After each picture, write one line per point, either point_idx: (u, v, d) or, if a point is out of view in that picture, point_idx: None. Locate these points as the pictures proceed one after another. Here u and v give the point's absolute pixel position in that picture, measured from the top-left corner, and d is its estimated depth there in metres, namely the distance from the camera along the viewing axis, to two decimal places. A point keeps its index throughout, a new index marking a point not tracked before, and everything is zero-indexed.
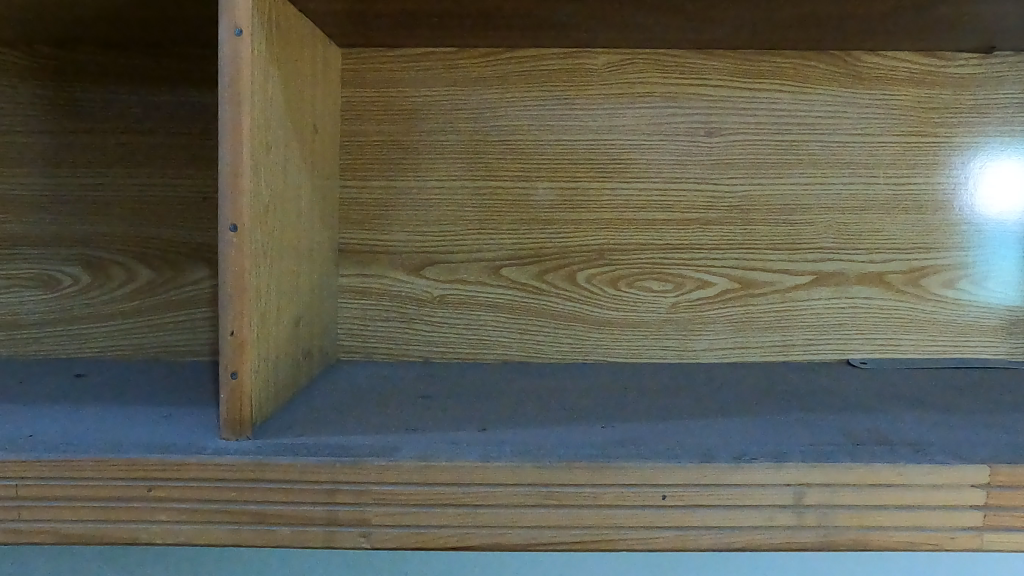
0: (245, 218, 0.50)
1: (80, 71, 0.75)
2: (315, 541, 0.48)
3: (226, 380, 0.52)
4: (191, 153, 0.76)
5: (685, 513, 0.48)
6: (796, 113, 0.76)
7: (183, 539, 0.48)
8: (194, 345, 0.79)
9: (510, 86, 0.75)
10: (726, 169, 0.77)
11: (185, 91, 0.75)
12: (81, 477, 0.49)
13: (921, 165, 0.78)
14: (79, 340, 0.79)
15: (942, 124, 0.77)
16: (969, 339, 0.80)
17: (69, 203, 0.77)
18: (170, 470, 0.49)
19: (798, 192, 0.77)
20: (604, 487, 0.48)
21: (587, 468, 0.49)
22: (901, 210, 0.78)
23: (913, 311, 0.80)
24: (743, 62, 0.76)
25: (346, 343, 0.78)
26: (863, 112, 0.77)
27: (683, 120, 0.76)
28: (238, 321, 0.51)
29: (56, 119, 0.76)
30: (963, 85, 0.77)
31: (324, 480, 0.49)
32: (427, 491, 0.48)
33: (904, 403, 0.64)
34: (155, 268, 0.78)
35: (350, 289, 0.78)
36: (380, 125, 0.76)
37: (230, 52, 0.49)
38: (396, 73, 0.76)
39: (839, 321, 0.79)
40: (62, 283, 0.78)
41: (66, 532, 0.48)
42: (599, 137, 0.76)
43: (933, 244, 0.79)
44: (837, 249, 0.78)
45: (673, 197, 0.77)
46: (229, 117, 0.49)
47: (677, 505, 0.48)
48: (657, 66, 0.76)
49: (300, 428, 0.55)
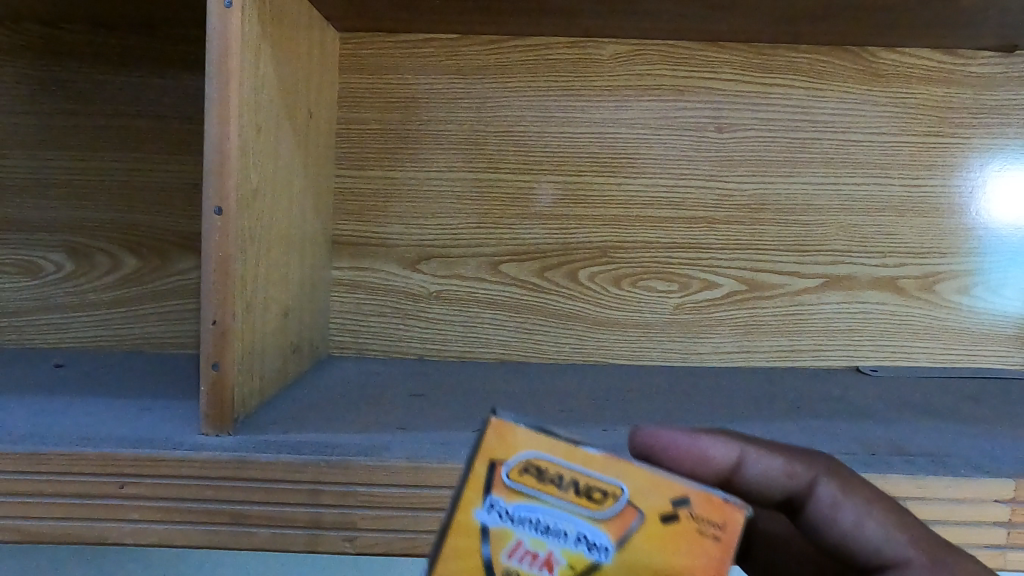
0: (231, 201, 0.47)
1: (68, 49, 0.73)
2: (298, 544, 0.45)
3: (207, 372, 0.49)
4: (181, 139, 0.73)
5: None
6: (809, 110, 0.74)
7: (155, 539, 0.45)
8: (180, 338, 0.76)
9: (514, 75, 0.73)
10: (736, 167, 0.74)
11: (177, 73, 0.73)
12: (48, 472, 0.46)
13: (938, 166, 0.75)
14: (59, 330, 0.76)
15: (960, 125, 0.75)
16: (984, 348, 0.77)
17: (55, 187, 0.74)
18: (145, 465, 0.46)
19: (810, 192, 0.75)
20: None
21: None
22: (915, 212, 0.76)
23: (926, 318, 0.77)
24: (756, 56, 0.73)
25: (338, 338, 0.75)
26: (878, 111, 0.74)
27: (693, 115, 0.74)
28: (221, 309, 0.48)
29: (42, 100, 0.73)
30: (982, 85, 0.74)
31: (306, 480, 0.46)
32: (415, 494, 0.46)
33: (919, 413, 0.61)
34: (142, 256, 0.75)
35: (343, 282, 0.75)
36: (379, 112, 0.73)
37: (218, 25, 0.46)
38: (396, 60, 0.73)
39: (850, 326, 0.76)
40: (44, 270, 0.75)
41: (32, 530, 0.45)
42: (606, 131, 0.74)
43: (949, 249, 0.76)
44: (849, 252, 0.75)
45: (680, 194, 0.74)
46: (216, 94, 0.46)
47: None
48: (667, 58, 0.73)
49: (284, 424, 0.52)
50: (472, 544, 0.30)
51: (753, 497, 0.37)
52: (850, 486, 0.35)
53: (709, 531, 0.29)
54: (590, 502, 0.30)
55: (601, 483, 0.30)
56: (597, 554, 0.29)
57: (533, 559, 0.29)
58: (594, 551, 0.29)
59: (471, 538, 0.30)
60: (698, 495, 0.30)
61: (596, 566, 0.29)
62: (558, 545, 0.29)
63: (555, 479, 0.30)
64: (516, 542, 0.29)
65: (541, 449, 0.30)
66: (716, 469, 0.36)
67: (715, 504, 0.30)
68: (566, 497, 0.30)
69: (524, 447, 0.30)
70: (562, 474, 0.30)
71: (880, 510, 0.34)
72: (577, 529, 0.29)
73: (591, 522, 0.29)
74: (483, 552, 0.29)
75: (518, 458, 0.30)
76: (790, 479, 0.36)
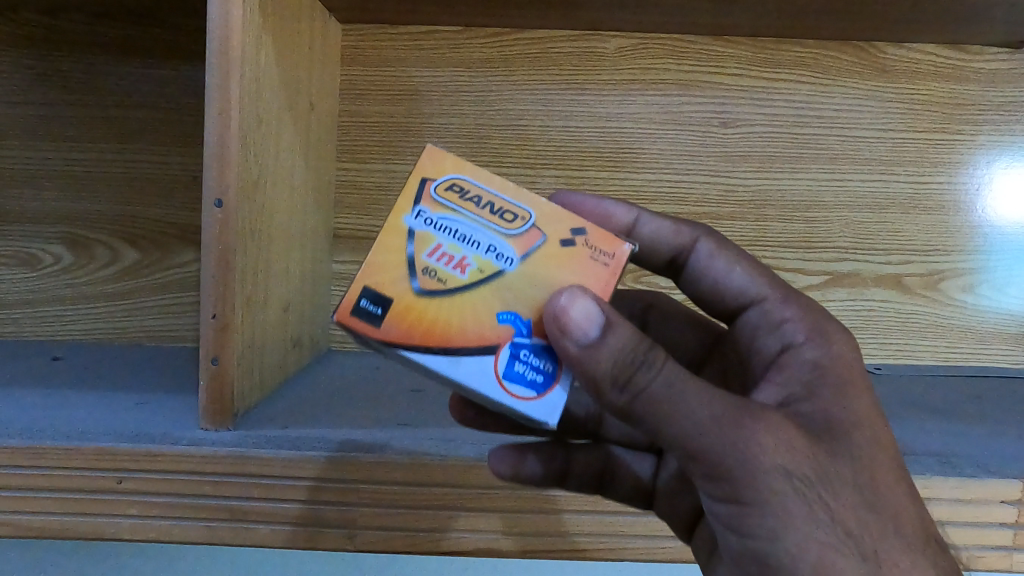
0: (232, 194, 0.47)
1: (67, 39, 0.72)
2: (297, 541, 0.45)
3: (206, 367, 0.48)
4: (181, 130, 0.73)
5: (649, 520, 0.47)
6: (814, 105, 0.73)
7: (154, 534, 0.45)
8: (179, 331, 0.75)
9: (517, 68, 0.72)
10: (741, 163, 0.74)
11: (178, 64, 0.72)
12: (45, 465, 0.46)
13: (944, 163, 0.75)
14: (57, 323, 0.75)
15: (967, 121, 0.74)
16: (990, 347, 0.77)
17: (54, 179, 0.74)
18: (142, 461, 0.45)
19: (814, 188, 0.74)
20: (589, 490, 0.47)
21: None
22: (920, 209, 0.75)
23: (932, 316, 0.76)
24: (761, 51, 0.73)
25: (338, 332, 0.74)
26: (884, 107, 0.74)
27: (697, 110, 0.73)
28: (221, 303, 0.48)
29: (41, 90, 0.73)
30: (990, 81, 0.74)
31: (307, 476, 0.45)
32: (417, 491, 0.46)
33: (923, 412, 0.61)
34: (142, 249, 0.74)
35: (344, 276, 0.74)
36: (381, 104, 0.73)
37: (220, 15, 0.45)
38: (398, 52, 0.72)
39: (856, 324, 0.75)
40: (43, 262, 0.75)
41: (31, 524, 0.45)
42: (609, 125, 0.73)
43: (954, 246, 0.75)
44: (853, 249, 0.75)
45: (684, 189, 0.73)
46: (217, 85, 0.46)
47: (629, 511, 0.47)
48: (671, 52, 0.72)
49: (283, 420, 0.51)
50: (401, 242, 0.36)
51: (647, 254, 0.49)
52: (722, 245, 0.48)
53: (597, 256, 0.36)
54: (502, 220, 0.36)
55: (512, 207, 0.36)
56: (502, 262, 0.35)
57: (450, 259, 0.35)
58: (501, 259, 0.35)
59: (399, 236, 0.36)
60: (592, 229, 0.36)
61: (500, 271, 0.35)
62: (471, 251, 0.36)
63: (474, 200, 0.36)
64: (436, 245, 0.36)
65: (466, 177, 0.37)
66: (618, 227, 0.48)
67: (604, 236, 0.36)
68: (481, 214, 0.36)
69: (453, 170, 0.37)
70: (481, 197, 0.36)
71: (745, 260, 0.47)
72: (488, 240, 0.36)
73: (501, 237, 0.36)
74: (407, 248, 0.35)
75: (447, 177, 0.37)
76: (679, 241, 0.48)
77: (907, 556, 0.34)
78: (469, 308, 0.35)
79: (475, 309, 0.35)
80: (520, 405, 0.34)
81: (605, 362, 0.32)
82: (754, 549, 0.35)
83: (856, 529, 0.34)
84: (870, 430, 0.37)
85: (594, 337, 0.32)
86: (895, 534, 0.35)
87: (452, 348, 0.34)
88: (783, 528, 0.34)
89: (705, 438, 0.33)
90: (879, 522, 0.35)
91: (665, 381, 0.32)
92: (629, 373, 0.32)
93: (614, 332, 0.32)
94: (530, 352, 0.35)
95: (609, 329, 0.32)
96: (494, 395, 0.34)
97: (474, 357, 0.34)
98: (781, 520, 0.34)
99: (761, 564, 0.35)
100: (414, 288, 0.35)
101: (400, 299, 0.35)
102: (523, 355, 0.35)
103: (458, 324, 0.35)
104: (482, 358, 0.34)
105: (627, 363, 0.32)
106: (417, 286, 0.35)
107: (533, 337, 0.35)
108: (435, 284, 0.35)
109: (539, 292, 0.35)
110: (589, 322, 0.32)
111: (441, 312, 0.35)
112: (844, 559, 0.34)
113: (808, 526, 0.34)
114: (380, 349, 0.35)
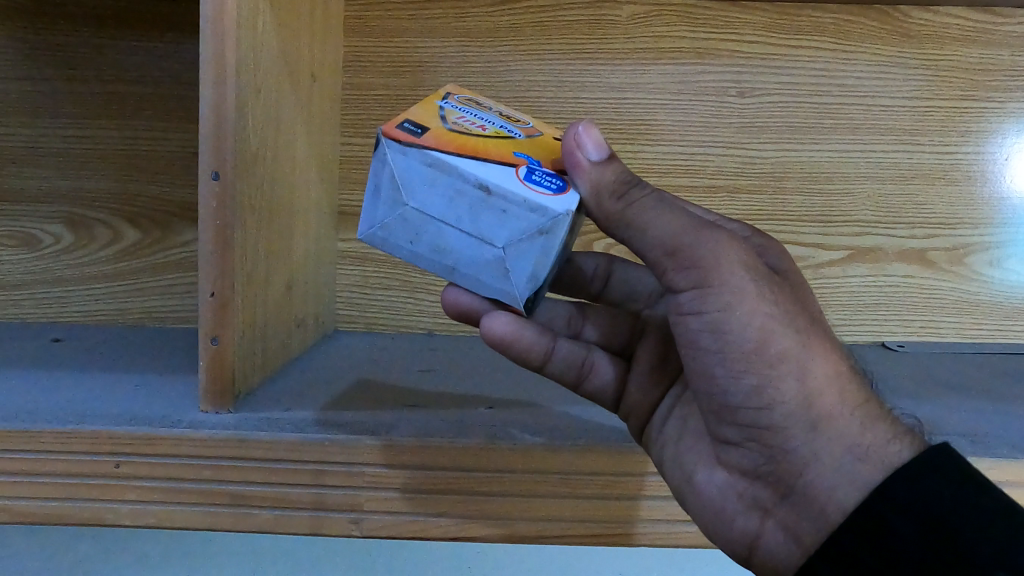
0: (229, 165, 0.45)
1: (60, 12, 0.69)
2: (302, 527, 0.44)
3: (205, 347, 0.47)
4: (181, 105, 0.71)
5: (667, 504, 0.46)
6: (835, 74, 0.70)
7: (153, 521, 0.44)
8: (183, 311, 0.74)
9: (526, 37, 0.70)
10: (759, 135, 0.71)
11: (175, 36, 0.70)
12: (39, 449, 0.44)
13: (970, 133, 0.72)
14: (58, 304, 0.74)
15: (997, 88, 0.71)
16: (1014, 322, 0.75)
17: (51, 157, 0.72)
18: (140, 444, 0.44)
19: (834, 160, 0.72)
20: (601, 475, 0.45)
21: (592, 453, 0.45)
22: (945, 180, 0.72)
23: (956, 292, 0.74)
24: (780, 17, 0.69)
25: (345, 312, 0.73)
26: (909, 73, 0.71)
27: (714, 79, 0.70)
28: (219, 281, 0.46)
29: (35, 65, 0.70)
30: (1021, 45, 0.71)
31: (311, 460, 0.44)
32: (423, 475, 0.44)
33: (949, 390, 0.59)
34: (143, 228, 0.72)
35: (351, 254, 0.72)
36: (386, 77, 0.70)
37: None
38: (403, 21, 0.70)
39: (877, 300, 0.73)
40: (42, 242, 0.73)
41: (24, 511, 0.44)
42: (623, 97, 0.70)
43: (980, 219, 0.73)
44: (875, 223, 0.72)
45: (700, 163, 0.71)
46: (213, 50, 0.43)
47: (654, 496, 0.46)
48: (687, 19, 0.69)
49: (287, 401, 0.50)
50: (433, 110, 0.41)
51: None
52: None
53: None
54: (509, 118, 0.44)
55: (515, 115, 0.45)
56: (515, 133, 0.42)
57: (472, 122, 0.41)
58: (513, 132, 0.42)
59: (433, 107, 0.42)
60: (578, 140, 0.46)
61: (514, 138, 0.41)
62: (488, 123, 0.42)
63: (487, 107, 0.45)
64: (461, 115, 0.42)
65: (479, 100, 0.46)
66: None
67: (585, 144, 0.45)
68: (494, 112, 0.44)
69: (472, 94, 0.46)
70: (492, 107, 0.45)
71: None
72: (500, 122, 0.43)
73: (510, 125, 0.43)
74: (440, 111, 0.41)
75: (468, 96, 0.45)
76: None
77: (831, 339, 0.37)
78: (492, 143, 0.39)
79: (496, 144, 0.39)
80: (536, 197, 0.36)
81: (609, 176, 0.38)
82: (704, 326, 0.37)
83: (797, 313, 0.37)
84: (798, 273, 0.41)
85: (600, 160, 0.38)
86: (824, 327, 0.38)
87: (479, 158, 0.37)
88: (738, 304, 0.35)
89: (679, 233, 0.36)
90: (813, 315, 0.38)
91: (656, 197, 0.38)
92: (627, 187, 0.38)
93: (615, 162, 0.38)
94: (545, 172, 0.38)
95: (611, 158, 0.38)
96: (516, 189, 0.36)
97: (498, 166, 0.37)
98: (738, 297, 0.35)
99: (716, 337, 0.36)
100: (446, 128, 0.39)
101: (436, 131, 0.39)
102: (539, 173, 0.38)
103: (484, 148, 0.38)
104: (504, 168, 0.37)
105: (624, 183, 0.38)
106: (448, 127, 0.40)
107: (545, 168, 0.39)
108: (464, 130, 0.40)
109: (542, 153, 0.40)
110: (598, 146, 0.38)
111: (469, 140, 0.39)
112: (785, 331, 0.36)
113: (761, 302, 0.36)
114: (415, 158, 0.37)
